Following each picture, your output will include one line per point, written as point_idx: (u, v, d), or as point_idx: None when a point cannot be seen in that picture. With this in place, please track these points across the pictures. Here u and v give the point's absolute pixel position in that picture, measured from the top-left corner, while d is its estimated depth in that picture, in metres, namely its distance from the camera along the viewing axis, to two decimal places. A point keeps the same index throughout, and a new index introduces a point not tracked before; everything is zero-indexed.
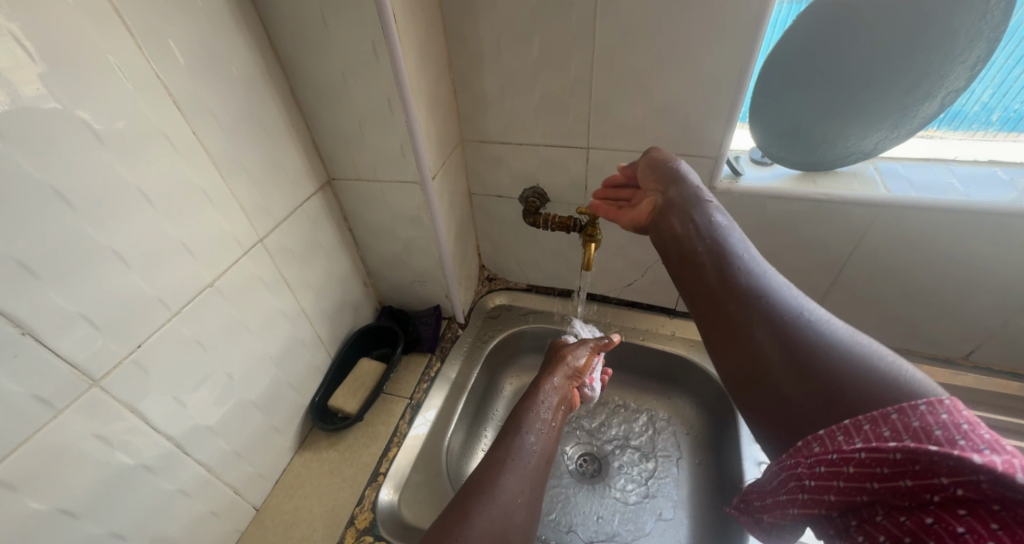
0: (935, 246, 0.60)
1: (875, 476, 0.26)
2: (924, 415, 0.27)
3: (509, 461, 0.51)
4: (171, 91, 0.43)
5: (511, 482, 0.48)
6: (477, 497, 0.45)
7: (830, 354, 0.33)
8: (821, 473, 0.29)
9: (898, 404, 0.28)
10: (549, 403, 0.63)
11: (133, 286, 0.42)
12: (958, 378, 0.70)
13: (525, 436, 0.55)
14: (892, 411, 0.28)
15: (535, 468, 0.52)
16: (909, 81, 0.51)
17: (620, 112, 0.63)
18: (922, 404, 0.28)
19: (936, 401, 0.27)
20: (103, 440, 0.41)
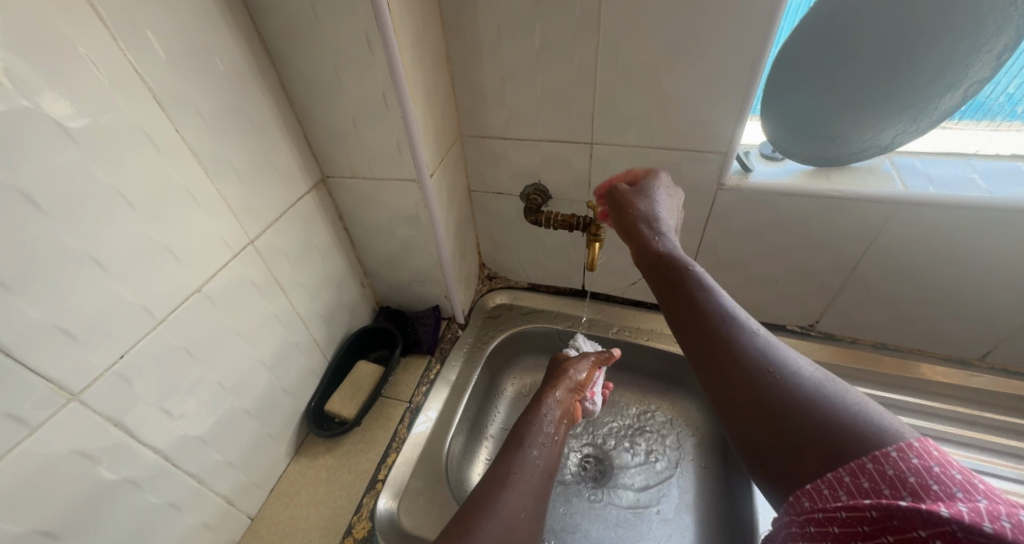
0: (953, 245, 0.58)
1: (858, 533, 0.26)
2: (897, 462, 0.26)
3: (511, 478, 0.49)
4: (150, 85, 0.40)
5: (513, 500, 0.46)
6: (478, 515, 0.43)
7: (810, 398, 0.31)
8: (811, 532, 0.28)
9: (870, 450, 0.27)
10: (551, 416, 0.62)
11: (114, 295, 0.40)
12: (973, 379, 0.69)
13: (528, 450, 0.54)
14: (867, 459, 0.27)
15: (537, 484, 0.50)
16: (931, 72, 0.49)
17: (625, 106, 0.60)
18: (893, 450, 0.27)
19: (905, 443, 0.27)
20: (83, 456, 0.39)
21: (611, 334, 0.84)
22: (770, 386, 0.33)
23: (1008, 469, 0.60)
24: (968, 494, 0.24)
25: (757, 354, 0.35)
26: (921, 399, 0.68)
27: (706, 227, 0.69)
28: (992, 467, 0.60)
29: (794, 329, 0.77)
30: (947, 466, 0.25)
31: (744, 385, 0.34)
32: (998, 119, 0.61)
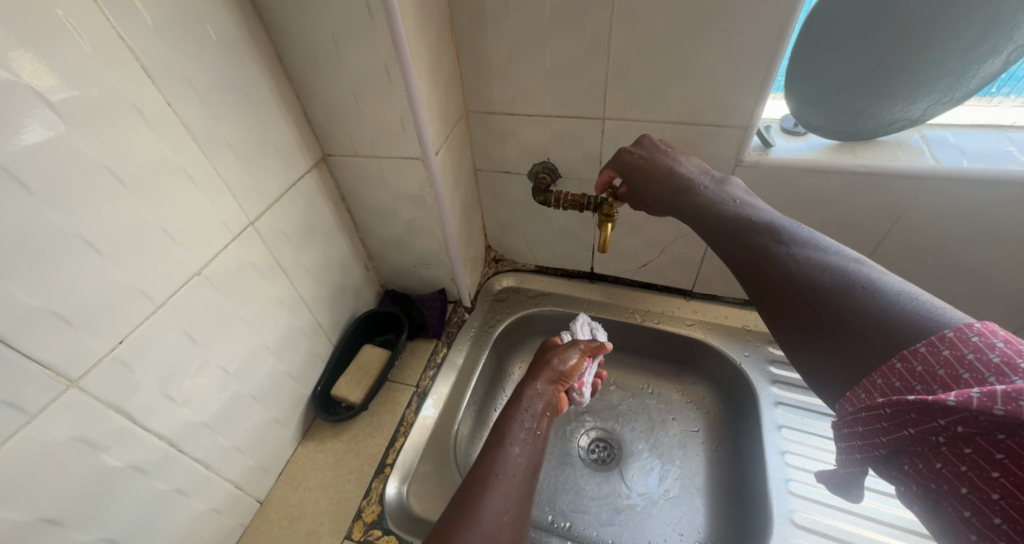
0: (983, 224, 0.55)
1: (881, 430, 0.27)
2: (926, 357, 0.26)
3: (494, 481, 0.48)
4: (138, 55, 0.38)
5: (494, 507, 0.45)
6: (459, 528, 0.42)
7: (875, 299, 0.30)
8: (846, 435, 0.29)
9: (905, 348, 0.27)
10: (533, 410, 0.60)
11: (110, 277, 0.38)
12: None
13: (510, 448, 0.52)
14: (894, 359, 0.27)
15: (521, 485, 0.49)
16: (974, 37, 0.46)
17: (640, 77, 0.57)
18: (922, 345, 0.26)
19: (936, 337, 0.26)
20: (87, 443, 0.38)
21: (621, 317, 0.82)
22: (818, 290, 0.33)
23: None
24: (1000, 377, 0.23)
25: (813, 267, 0.34)
26: None
27: None
28: None
29: None
30: (982, 350, 0.24)
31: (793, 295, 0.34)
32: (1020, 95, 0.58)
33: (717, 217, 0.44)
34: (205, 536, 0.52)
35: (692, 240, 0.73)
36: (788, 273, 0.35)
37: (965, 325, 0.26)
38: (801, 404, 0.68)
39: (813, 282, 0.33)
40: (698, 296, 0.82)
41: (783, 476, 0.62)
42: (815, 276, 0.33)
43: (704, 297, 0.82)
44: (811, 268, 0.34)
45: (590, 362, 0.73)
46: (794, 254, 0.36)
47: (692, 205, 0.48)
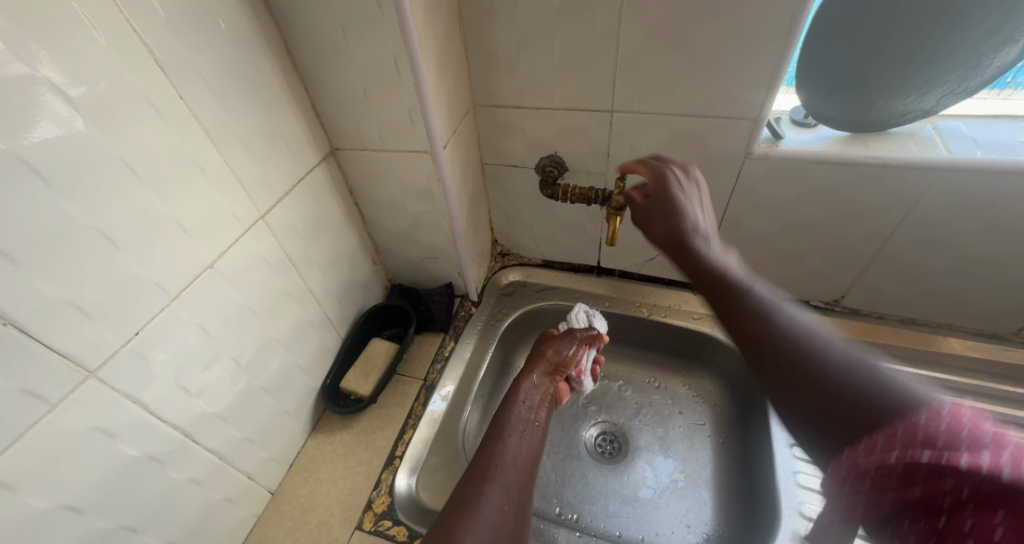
0: (996, 215, 0.55)
1: (883, 497, 0.24)
2: (922, 425, 0.24)
3: (495, 473, 0.50)
4: (152, 49, 0.38)
5: (495, 497, 0.47)
6: (461, 520, 0.44)
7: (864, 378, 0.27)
8: (846, 498, 0.27)
9: (898, 416, 0.25)
10: (530, 402, 0.62)
11: (127, 270, 0.39)
12: (1006, 354, 0.67)
13: (511, 440, 0.55)
14: (891, 425, 0.25)
15: (518, 474, 0.51)
16: (988, 26, 0.45)
17: (650, 69, 0.57)
18: (921, 413, 0.24)
19: (935, 404, 0.24)
20: (106, 433, 0.39)
21: (628, 311, 0.82)
22: (794, 360, 0.31)
23: None
24: (1001, 448, 0.21)
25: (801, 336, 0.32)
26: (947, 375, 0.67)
27: (731, 199, 0.66)
28: None
29: (818, 305, 0.76)
30: (978, 422, 0.22)
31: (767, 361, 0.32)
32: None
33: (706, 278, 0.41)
34: (219, 526, 0.53)
35: None
36: (777, 345, 0.33)
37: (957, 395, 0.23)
38: None
39: (787, 348, 0.32)
40: None
41: (791, 468, 0.61)
42: (791, 343, 0.32)
43: None
44: (793, 326, 0.33)
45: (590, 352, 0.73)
46: (776, 312, 0.34)
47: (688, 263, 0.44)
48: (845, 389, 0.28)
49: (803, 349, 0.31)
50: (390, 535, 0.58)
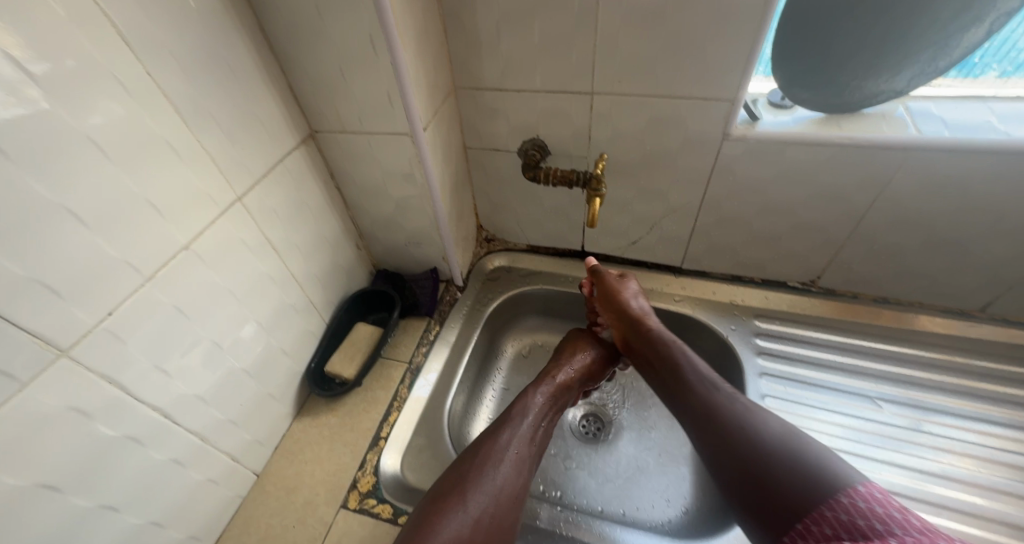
0: (962, 195, 0.57)
1: None
2: (846, 505, 0.37)
3: (491, 450, 0.53)
4: (117, 24, 0.38)
5: (487, 476, 0.50)
6: (448, 501, 0.47)
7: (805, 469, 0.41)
8: None
9: (830, 500, 0.38)
10: (528, 415, 0.58)
11: (97, 249, 0.39)
12: (971, 330, 0.69)
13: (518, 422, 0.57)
14: (826, 508, 0.37)
15: (520, 454, 0.54)
16: (956, 7, 0.45)
17: (629, 49, 0.57)
18: (844, 496, 0.37)
19: (854, 490, 0.38)
20: (81, 412, 0.39)
21: None
22: (729, 426, 0.47)
23: (979, 411, 0.64)
24: (878, 503, 0.36)
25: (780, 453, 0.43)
26: (914, 351, 0.70)
27: (710, 181, 0.67)
28: (983, 413, 0.64)
29: (795, 286, 0.78)
30: (868, 497, 0.37)
31: (725, 457, 0.46)
32: (1001, 73, 0.58)
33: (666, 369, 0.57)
34: (205, 505, 0.54)
35: (682, 216, 0.74)
36: (761, 464, 0.43)
37: (854, 488, 0.38)
38: (784, 374, 0.70)
39: (724, 416, 0.48)
40: (687, 273, 0.83)
41: None
42: (736, 424, 0.47)
43: (692, 274, 0.82)
44: (774, 440, 0.44)
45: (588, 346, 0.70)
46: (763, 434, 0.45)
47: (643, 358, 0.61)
48: (782, 472, 0.42)
49: (758, 440, 0.45)
50: (375, 513, 0.59)
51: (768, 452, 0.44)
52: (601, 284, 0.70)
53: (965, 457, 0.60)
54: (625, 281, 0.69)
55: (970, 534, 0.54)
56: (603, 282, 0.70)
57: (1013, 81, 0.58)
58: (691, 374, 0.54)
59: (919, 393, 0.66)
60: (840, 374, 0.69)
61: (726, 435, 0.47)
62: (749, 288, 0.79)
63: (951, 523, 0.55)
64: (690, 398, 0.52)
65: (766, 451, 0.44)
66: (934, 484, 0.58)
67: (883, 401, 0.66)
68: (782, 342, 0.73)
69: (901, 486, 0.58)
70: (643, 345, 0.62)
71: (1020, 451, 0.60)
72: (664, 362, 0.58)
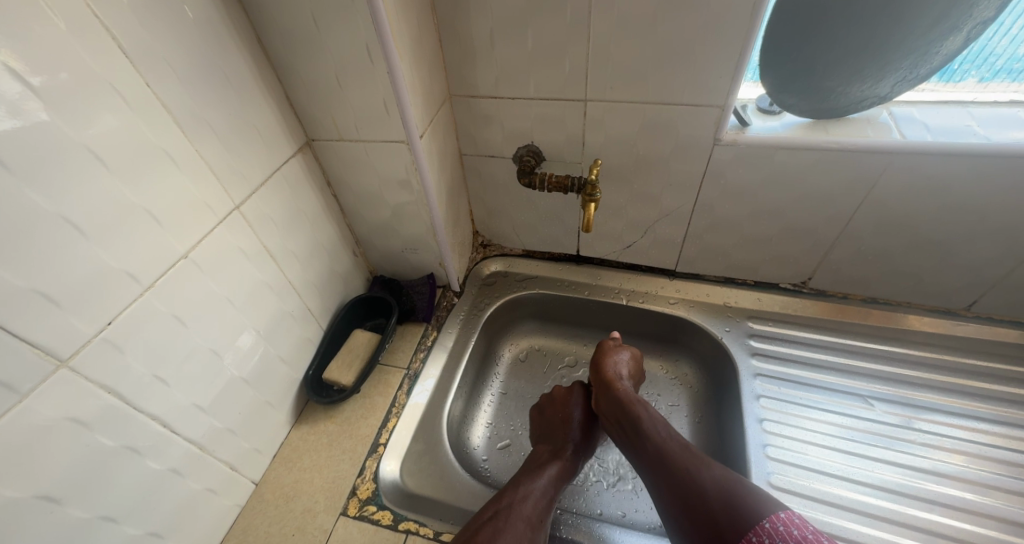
0: (945, 198, 0.58)
1: None
2: (767, 529, 0.42)
3: (519, 507, 0.53)
4: (116, 37, 0.38)
5: (515, 531, 0.50)
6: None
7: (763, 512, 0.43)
8: None
9: (758, 526, 0.42)
10: (545, 484, 0.58)
11: (96, 260, 0.39)
12: (958, 328, 0.71)
13: (538, 482, 0.58)
14: (752, 535, 0.42)
15: (540, 513, 0.54)
16: (934, 16, 0.47)
17: (620, 58, 0.58)
18: (766, 520, 0.42)
19: (776, 516, 0.42)
20: (81, 423, 0.39)
21: (608, 298, 0.83)
22: (673, 466, 0.50)
23: (966, 407, 0.65)
24: (792, 525, 0.41)
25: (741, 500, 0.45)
26: (903, 349, 0.71)
27: (702, 185, 0.68)
28: (971, 409, 0.65)
29: (787, 287, 0.79)
30: (785, 520, 0.42)
31: (669, 494, 0.49)
32: (979, 78, 0.59)
33: (636, 426, 0.57)
34: (203, 516, 0.54)
35: (675, 220, 0.75)
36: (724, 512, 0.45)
37: (775, 514, 0.43)
38: (778, 375, 0.71)
39: (671, 457, 0.51)
40: (681, 276, 0.84)
41: (761, 441, 0.64)
42: (679, 464, 0.50)
43: (686, 276, 0.83)
44: (735, 486, 0.46)
45: (576, 406, 0.70)
46: (725, 481, 0.47)
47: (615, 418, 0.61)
48: (715, 504, 0.45)
49: (722, 489, 0.46)
50: (375, 520, 0.59)
51: (704, 492, 0.47)
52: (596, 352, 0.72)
53: (954, 453, 0.62)
54: (619, 350, 0.71)
55: (960, 528, 0.55)
56: (598, 351, 0.72)
57: (992, 87, 0.60)
58: (661, 431, 0.55)
59: (909, 391, 0.68)
60: (833, 373, 0.71)
61: (672, 480, 0.49)
62: (742, 290, 0.80)
63: (941, 518, 0.56)
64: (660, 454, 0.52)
65: (703, 486, 0.47)
66: (925, 480, 0.60)
67: (874, 399, 0.67)
68: (776, 342, 0.74)
69: (894, 483, 0.60)
70: (609, 406, 0.63)
71: (1007, 446, 0.61)
72: (629, 421, 0.59)
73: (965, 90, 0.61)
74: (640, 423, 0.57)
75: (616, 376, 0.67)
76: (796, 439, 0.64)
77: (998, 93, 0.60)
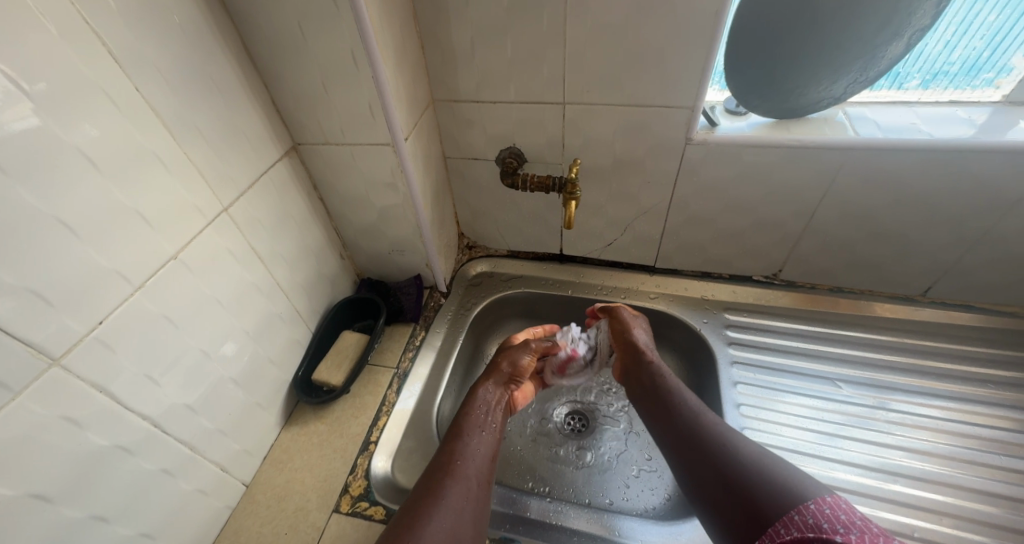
0: (899, 190, 0.63)
1: None
2: (813, 511, 0.40)
3: (466, 454, 0.54)
4: (107, 43, 0.39)
5: (463, 478, 0.51)
6: (423, 510, 0.47)
7: (791, 487, 0.43)
8: None
9: (803, 506, 0.41)
10: (488, 420, 0.61)
11: (87, 260, 0.40)
12: (916, 313, 0.76)
13: (482, 435, 0.58)
14: (794, 512, 0.40)
15: (486, 470, 0.54)
16: (877, 23, 0.51)
17: (595, 63, 0.61)
18: (812, 502, 0.41)
19: (823, 499, 0.41)
20: (73, 422, 0.40)
21: (591, 294, 0.86)
22: (706, 443, 0.52)
23: (926, 385, 0.70)
24: (840, 508, 0.39)
25: (773, 477, 0.45)
26: (868, 335, 0.75)
27: (676, 183, 0.72)
28: (930, 387, 0.69)
29: (760, 280, 0.83)
30: (834, 505, 0.40)
31: (704, 471, 0.50)
32: (920, 82, 0.64)
33: (669, 395, 0.60)
34: (193, 517, 0.54)
35: (652, 217, 0.78)
36: (752, 485, 0.45)
37: (823, 498, 0.41)
38: (754, 362, 0.75)
39: (701, 435, 0.53)
40: (660, 271, 0.87)
41: (738, 425, 0.67)
42: (716, 439, 0.52)
43: (665, 272, 0.87)
44: (773, 466, 0.47)
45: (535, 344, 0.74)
46: (762, 462, 0.48)
47: (640, 382, 0.65)
48: (755, 482, 0.45)
49: (759, 467, 0.47)
50: (368, 515, 0.60)
51: (739, 469, 0.47)
52: (612, 312, 0.75)
53: (916, 429, 0.66)
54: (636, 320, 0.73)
55: (922, 497, 0.59)
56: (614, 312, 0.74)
57: (930, 91, 0.64)
58: (696, 409, 0.57)
59: (875, 373, 0.72)
60: (804, 359, 0.74)
61: (705, 455, 0.51)
62: (718, 283, 0.84)
63: (905, 488, 0.60)
64: (693, 426, 0.55)
65: (739, 461, 0.48)
66: (891, 455, 0.63)
67: (843, 382, 0.71)
68: (751, 332, 0.78)
69: (863, 459, 0.63)
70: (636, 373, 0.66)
71: (962, 420, 0.66)
72: (660, 392, 0.61)
73: (910, 95, 0.65)
74: (675, 393, 0.60)
75: (644, 344, 0.69)
76: (771, 421, 0.68)
77: (937, 96, 0.64)
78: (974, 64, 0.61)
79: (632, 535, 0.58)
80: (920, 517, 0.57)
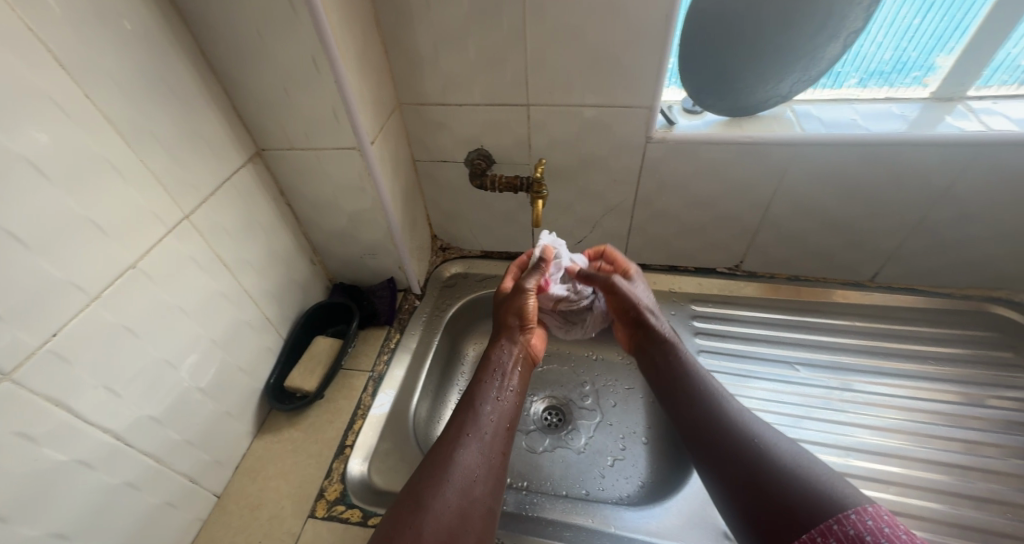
0: (845, 181, 0.66)
1: None
2: (853, 521, 0.37)
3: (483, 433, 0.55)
4: (55, 53, 0.39)
5: (477, 455, 0.53)
6: (431, 488, 0.48)
7: (812, 486, 0.43)
8: None
9: (840, 516, 0.38)
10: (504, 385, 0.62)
11: (38, 272, 0.39)
12: (867, 297, 0.80)
13: (496, 403, 0.59)
14: (833, 521, 0.38)
15: (500, 440, 0.56)
16: (814, 22, 0.55)
17: (556, 65, 0.63)
18: (853, 512, 0.38)
19: (863, 509, 0.38)
20: (28, 438, 0.39)
21: None
22: (729, 426, 0.52)
23: (878, 365, 0.74)
24: (880, 517, 0.37)
25: (795, 474, 0.45)
26: (824, 320, 0.79)
27: (640, 180, 0.74)
28: (880, 366, 0.74)
29: (723, 271, 0.86)
30: (874, 515, 0.37)
31: (725, 452, 0.51)
32: (858, 80, 0.68)
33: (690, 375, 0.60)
34: (161, 531, 0.53)
35: (619, 214, 0.81)
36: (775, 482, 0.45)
37: (865, 507, 0.38)
38: (719, 350, 0.77)
39: (723, 416, 0.54)
40: None
41: None
42: (743, 426, 0.52)
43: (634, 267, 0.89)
44: (799, 465, 0.47)
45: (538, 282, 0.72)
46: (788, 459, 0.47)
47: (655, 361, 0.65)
48: (780, 478, 0.46)
49: (783, 461, 0.47)
50: (344, 519, 0.59)
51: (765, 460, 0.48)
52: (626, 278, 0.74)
53: (868, 406, 0.70)
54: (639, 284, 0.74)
55: (874, 469, 0.63)
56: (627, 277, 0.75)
57: (868, 89, 0.68)
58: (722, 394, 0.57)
59: (831, 356, 0.75)
60: (767, 345, 0.78)
61: (728, 439, 0.51)
62: (685, 276, 0.87)
63: (858, 462, 0.64)
64: (714, 409, 0.55)
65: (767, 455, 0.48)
66: (846, 431, 0.67)
67: (802, 365, 0.75)
68: (717, 321, 0.81)
69: (821, 437, 0.67)
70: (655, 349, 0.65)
71: (909, 396, 0.70)
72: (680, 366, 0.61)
73: (850, 93, 0.69)
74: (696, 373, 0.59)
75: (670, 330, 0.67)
76: None
77: (873, 94, 0.68)
78: (904, 64, 0.65)
79: (607, 523, 0.60)
80: (872, 488, 0.61)
